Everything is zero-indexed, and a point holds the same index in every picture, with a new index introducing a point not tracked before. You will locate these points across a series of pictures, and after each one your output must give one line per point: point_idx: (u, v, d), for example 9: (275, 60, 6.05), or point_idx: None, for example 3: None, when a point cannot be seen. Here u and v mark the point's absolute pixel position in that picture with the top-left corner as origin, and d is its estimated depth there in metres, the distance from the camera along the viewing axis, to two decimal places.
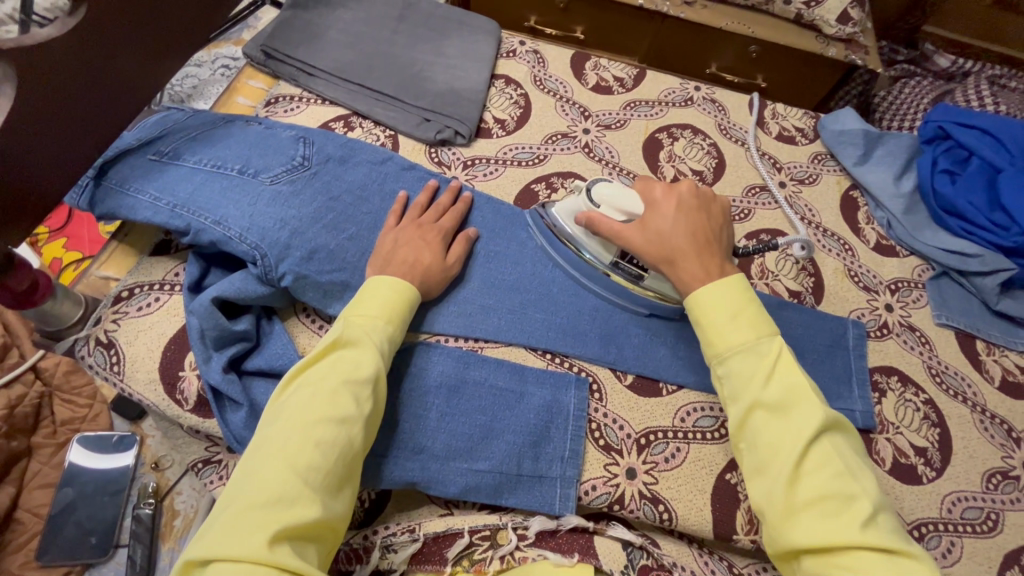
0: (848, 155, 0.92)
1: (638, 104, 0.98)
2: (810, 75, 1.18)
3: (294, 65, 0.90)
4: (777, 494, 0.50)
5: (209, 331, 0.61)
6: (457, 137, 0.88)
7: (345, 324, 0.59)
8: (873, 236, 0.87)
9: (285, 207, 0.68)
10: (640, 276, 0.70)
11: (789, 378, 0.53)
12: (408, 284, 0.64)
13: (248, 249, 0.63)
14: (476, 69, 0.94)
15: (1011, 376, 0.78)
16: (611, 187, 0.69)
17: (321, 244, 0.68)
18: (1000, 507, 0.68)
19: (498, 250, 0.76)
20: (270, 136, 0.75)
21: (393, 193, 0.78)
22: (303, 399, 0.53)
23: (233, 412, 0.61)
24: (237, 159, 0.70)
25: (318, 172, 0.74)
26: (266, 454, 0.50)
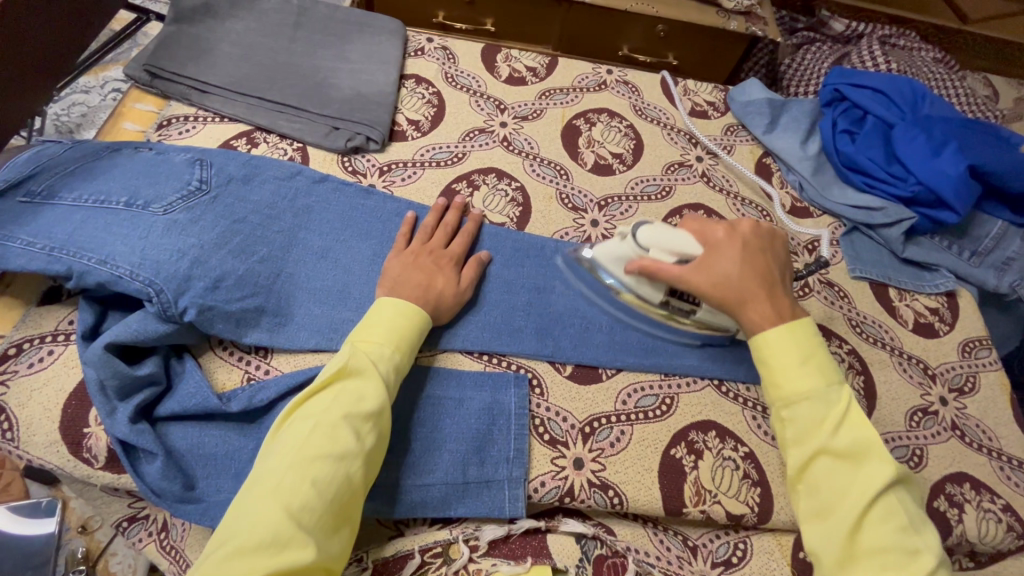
0: (757, 124, 0.95)
1: (553, 93, 0.97)
2: (716, 50, 1.22)
3: (184, 83, 0.84)
4: (840, 542, 0.50)
5: (108, 380, 0.56)
6: (370, 143, 0.84)
7: (351, 352, 0.57)
8: (788, 200, 0.90)
9: (182, 236, 0.63)
10: (691, 311, 0.68)
11: (858, 427, 0.54)
12: (412, 305, 0.63)
13: (142, 285, 0.59)
14: (383, 71, 0.91)
15: (922, 317, 0.82)
16: (654, 229, 0.65)
17: (228, 271, 0.64)
18: (924, 442, 0.72)
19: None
20: (161, 161, 0.70)
21: (305, 209, 0.75)
22: (303, 432, 0.51)
23: (148, 464, 0.57)
24: (124, 191, 0.65)
25: (219, 195, 0.69)
26: (259, 493, 0.48)
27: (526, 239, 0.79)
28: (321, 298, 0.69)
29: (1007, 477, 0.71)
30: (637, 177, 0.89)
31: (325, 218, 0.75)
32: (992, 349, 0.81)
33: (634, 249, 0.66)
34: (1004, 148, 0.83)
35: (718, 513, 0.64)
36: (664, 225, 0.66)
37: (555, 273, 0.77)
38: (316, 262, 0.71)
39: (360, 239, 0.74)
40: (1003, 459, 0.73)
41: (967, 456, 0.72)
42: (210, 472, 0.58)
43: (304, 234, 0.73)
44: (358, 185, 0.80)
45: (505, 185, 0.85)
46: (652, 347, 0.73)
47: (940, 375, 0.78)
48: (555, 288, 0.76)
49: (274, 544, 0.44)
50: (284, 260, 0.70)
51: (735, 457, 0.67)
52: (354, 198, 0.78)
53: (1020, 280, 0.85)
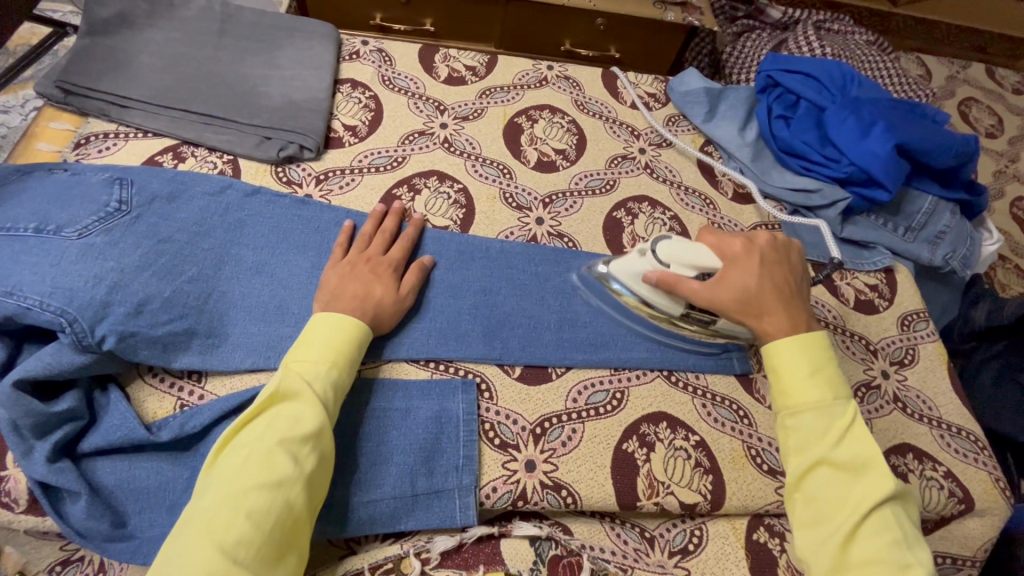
0: (696, 113, 0.97)
1: (493, 91, 0.96)
2: (658, 42, 1.22)
3: (101, 98, 0.80)
4: (830, 550, 0.52)
5: (21, 420, 0.53)
6: (304, 152, 0.82)
7: (284, 375, 0.55)
8: (730, 187, 0.92)
9: (100, 260, 0.60)
10: (711, 322, 0.69)
11: (861, 442, 0.55)
12: (349, 319, 0.61)
13: (53, 316, 0.55)
14: (315, 77, 0.88)
15: (862, 295, 0.85)
16: (675, 244, 0.66)
17: (152, 294, 0.61)
18: (868, 417, 0.74)
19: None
20: (75, 183, 0.66)
21: (237, 223, 0.72)
22: (236, 464, 0.49)
23: (72, 504, 0.54)
24: (33, 216, 0.61)
25: (140, 215, 0.66)
26: (191, 533, 0.46)
27: (471, 241, 0.78)
28: (258, 315, 0.66)
29: (948, 444, 0.74)
30: (581, 172, 0.89)
31: (259, 232, 0.72)
32: (929, 322, 0.84)
33: (655, 263, 0.67)
34: (928, 125, 0.86)
35: (672, 503, 0.64)
36: (682, 239, 0.67)
37: (501, 274, 0.76)
38: (249, 278, 0.68)
39: (296, 251, 0.72)
40: (944, 427, 0.75)
41: (909, 426, 0.74)
42: (142, 507, 0.55)
43: (237, 250, 0.70)
44: (292, 195, 0.77)
45: (448, 187, 0.84)
46: (601, 343, 0.73)
47: (881, 349, 0.80)
48: (501, 289, 0.75)
49: None
50: (215, 278, 0.67)
51: (686, 446, 0.68)
52: (289, 210, 0.75)
53: (952, 252, 0.89)
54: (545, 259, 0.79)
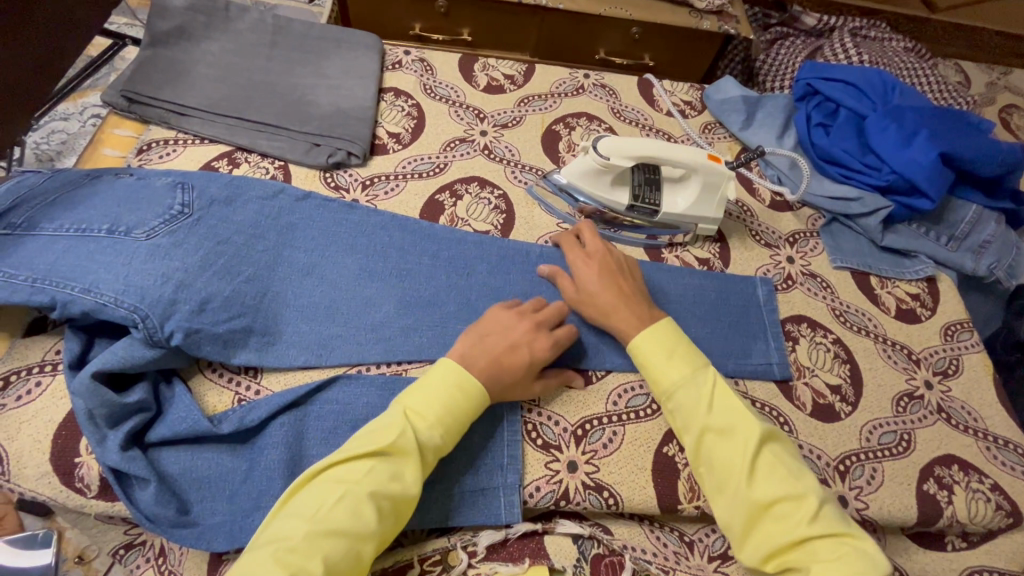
0: (733, 121, 0.97)
1: (531, 99, 0.98)
2: (692, 50, 1.23)
3: (162, 106, 0.84)
4: (740, 503, 0.54)
5: (96, 410, 0.56)
6: (351, 158, 0.85)
7: (398, 428, 0.55)
8: (767, 194, 0.92)
9: (166, 261, 0.64)
10: (655, 212, 0.80)
11: (728, 405, 0.59)
12: (472, 378, 0.60)
13: (127, 313, 0.59)
14: (361, 86, 0.92)
15: (904, 304, 0.84)
16: (616, 141, 0.75)
17: (214, 293, 0.64)
18: (912, 427, 0.73)
19: (413, 262, 0.76)
20: (142, 188, 0.70)
21: (289, 225, 0.75)
22: (326, 498, 0.52)
23: (141, 490, 0.57)
24: (106, 218, 0.65)
25: (201, 218, 0.70)
26: (268, 553, 0.48)
27: (512, 244, 0.80)
28: (310, 316, 0.69)
29: (994, 456, 0.72)
30: None
31: (309, 234, 0.75)
32: (973, 332, 0.83)
33: (598, 160, 0.76)
34: (972, 134, 0.85)
35: (713, 507, 0.65)
36: (621, 137, 0.76)
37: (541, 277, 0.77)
38: (302, 279, 0.71)
39: (345, 254, 0.75)
40: (990, 439, 0.74)
41: (953, 438, 0.73)
42: (205, 495, 0.58)
43: (290, 252, 0.73)
44: (340, 200, 0.80)
45: (488, 193, 0.86)
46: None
47: (924, 359, 0.79)
48: (542, 292, 0.76)
49: None
50: (270, 279, 0.70)
51: None
52: (337, 214, 0.78)
53: (997, 262, 0.87)
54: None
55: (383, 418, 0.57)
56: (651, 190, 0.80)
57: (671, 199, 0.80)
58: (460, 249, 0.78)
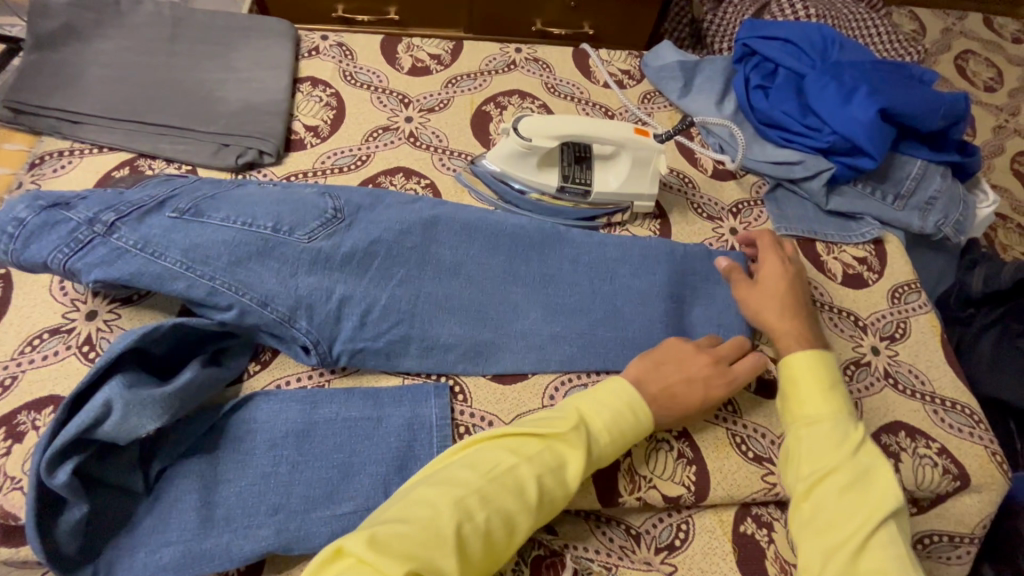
0: (672, 89, 0.93)
1: (460, 79, 0.93)
2: (632, 14, 1.17)
3: (52, 115, 0.78)
4: (839, 557, 0.51)
5: (114, 429, 0.52)
6: (264, 157, 0.79)
7: (575, 420, 0.56)
8: (709, 164, 0.88)
9: (327, 273, 0.64)
10: (586, 193, 0.76)
11: (870, 460, 0.55)
12: (646, 406, 0.58)
13: (304, 335, 0.62)
14: (273, 77, 0.86)
15: (850, 269, 0.81)
16: (534, 121, 0.71)
17: (350, 296, 0.64)
18: (858, 395, 0.72)
19: (551, 272, 0.71)
20: (292, 194, 0.68)
21: (311, 213, 0.66)
22: (496, 462, 0.52)
23: (65, 513, 0.51)
24: (268, 215, 0.64)
25: (353, 223, 0.68)
26: (434, 497, 0.49)
27: (534, 237, 0.73)
28: (380, 319, 0.65)
29: (941, 419, 0.71)
30: None
31: (312, 221, 0.66)
32: (921, 292, 0.81)
33: (519, 142, 0.72)
34: (913, 87, 0.81)
35: (655, 497, 0.63)
36: (541, 116, 0.72)
37: (534, 269, 0.71)
38: None
39: None
40: (937, 402, 0.72)
41: (900, 403, 0.72)
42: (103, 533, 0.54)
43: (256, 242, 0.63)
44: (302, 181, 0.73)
45: (414, 183, 0.81)
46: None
47: (871, 325, 0.77)
48: None
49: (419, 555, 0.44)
50: (266, 277, 0.61)
51: (669, 437, 0.66)
52: (355, 196, 0.70)
53: (944, 219, 0.85)
54: (639, 258, 0.73)
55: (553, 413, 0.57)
56: (581, 169, 0.76)
57: (603, 178, 0.76)
58: (507, 236, 0.72)
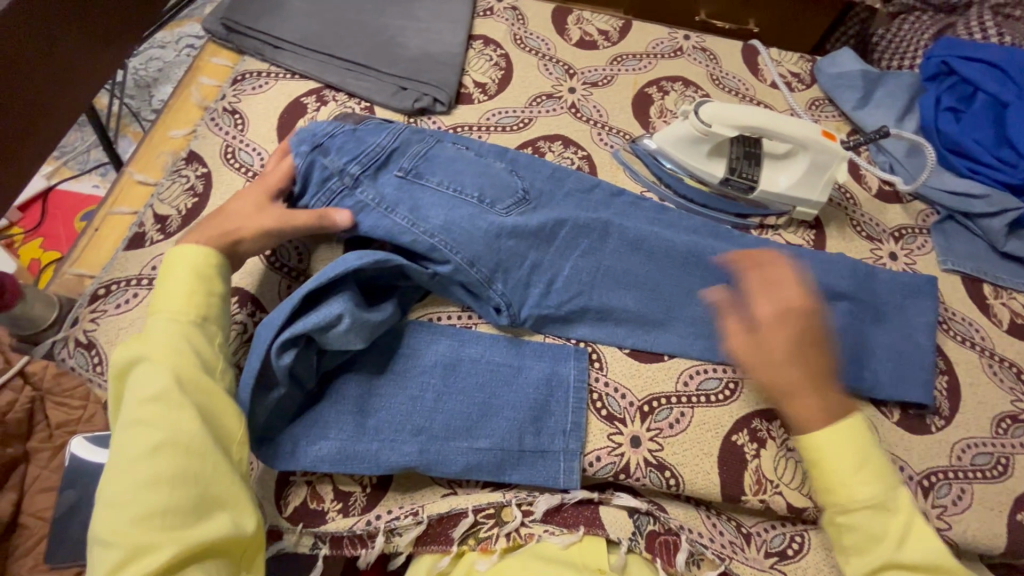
0: (846, 99, 0.89)
1: (625, 58, 0.93)
2: (802, 19, 1.11)
3: (258, 38, 0.84)
4: None
5: (328, 339, 0.57)
6: (436, 105, 0.83)
7: (173, 326, 0.52)
8: (875, 182, 0.84)
9: (521, 238, 0.67)
10: (751, 189, 0.75)
11: (924, 541, 0.53)
12: (195, 272, 0.55)
13: (500, 299, 0.66)
14: (451, 31, 0.89)
15: (1019, 318, 0.76)
16: (717, 107, 0.70)
17: (544, 266, 0.67)
18: (1011, 451, 0.67)
19: (733, 268, 0.71)
20: (484, 164, 0.70)
21: (507, 189, 0.69)
22: (149, 379, 0.49)
23: (265, 396, 0.56)
24: (473, 184, 0.68)
25: (538, 208, 0.70)
26: (131, 418, 0.47)
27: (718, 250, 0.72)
28: (563, 289, 0.68)
29: None
30: None
31: (507, 198, 0.69)
32: None
33: (697, 126, 0.71)
34: None
35: (779, 503, 0.62)
36: (723, 103, 0.71)
37: (712, 272, 0.71)
38: None
39: None
40: None
41: None
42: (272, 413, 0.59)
43: (467, 204, 0.66)
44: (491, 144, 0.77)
45: (572, 153, 0.82)
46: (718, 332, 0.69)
47: None
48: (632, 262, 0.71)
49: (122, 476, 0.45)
50: (477, 238, 0.64)
51: None
52: (538, 181, 0.73)
53: None
54: (826, 285, 0.71)
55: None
56: (750, 165, 0.75)
57: (771, 177, 0.75)
58: (691, 244, 0.72)
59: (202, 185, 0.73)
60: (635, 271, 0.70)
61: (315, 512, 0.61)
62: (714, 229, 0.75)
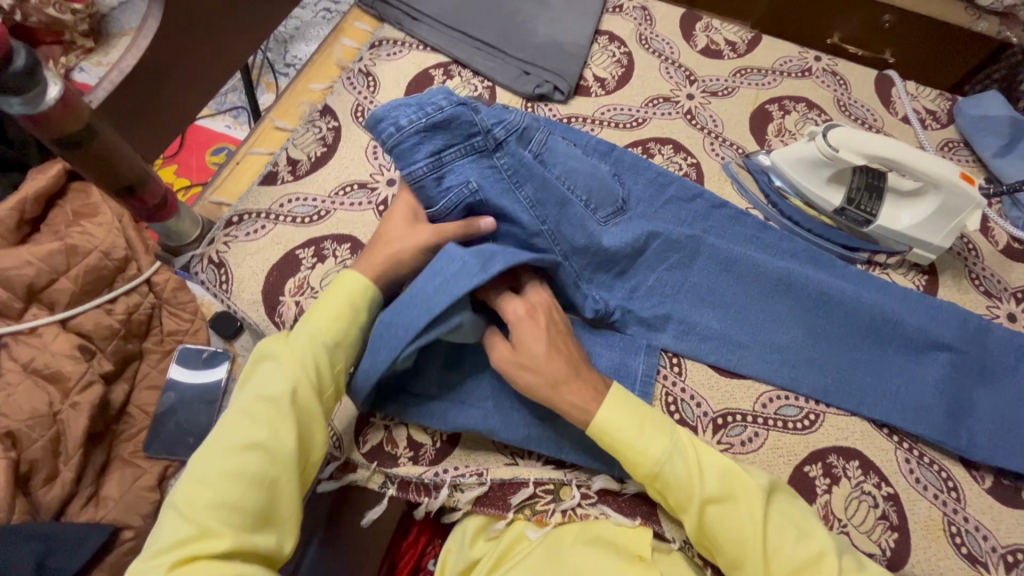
0: (986, 145, 0.84)
1: (749, 72, 0.91)
2: (945, 57, 1.04)
3: (400, 9, 0.90)
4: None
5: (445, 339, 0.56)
6: (556, 93, 0.85)
7: (315, 348, 0.54)
8: (1003, 238, 0.78)
9: (621, 239, 0.68)
10: (867, 223, 0.73)
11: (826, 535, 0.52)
12: (337, 296, 0.57)
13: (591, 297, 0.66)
14: (581, 23, 0.90)
15: None
16: (852, 132, 0.68)
17: (641, 281, 0.69)
18: None
19: (826, 301, 0.69)
20: (594, 164, 0.70)
21: (610, 197, 0.69)
22: (273, 378, 0.51)
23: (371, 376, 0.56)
24: (583, 188, 0.68)
25: (633, 216, 0.71)
26: (246, 409, 0.50)
27: (813, 288, 0.69)
28: (645, 297, 0.69)
29: None
30: None
31: (608, 204, 0.69)
32: None
33: (823, 149, 0.70)
34: None
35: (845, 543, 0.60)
36: (859, 130, 0.69)
37: (805, 304, 0.69)
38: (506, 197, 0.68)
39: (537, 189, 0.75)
40: None
41: None
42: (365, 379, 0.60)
43: (574, 203, 0.66)
44: (598, 138, 0.77)
45: (681, 158, 0.82)
46: (805, 363, 0.67)
47: None
48: (727, 275, 0.70)
49: (217, 454, 0.47)
50: (581, 234, 0.66)
51: (875, 493, 0.63)
52: (637, 185, 0.74)
53: None
54: (923, 346, 0.68)
55: (679, 442, 0.54)
56: (870, 198, 0.73)
57: (893, 213, 0.72)
58: (792, 271, 0.70)
59: (332, 137, 0.79)
60: (726, 288, 0.69)
61: (389, 454, 0.66)
62: (815, 255, 0.72)
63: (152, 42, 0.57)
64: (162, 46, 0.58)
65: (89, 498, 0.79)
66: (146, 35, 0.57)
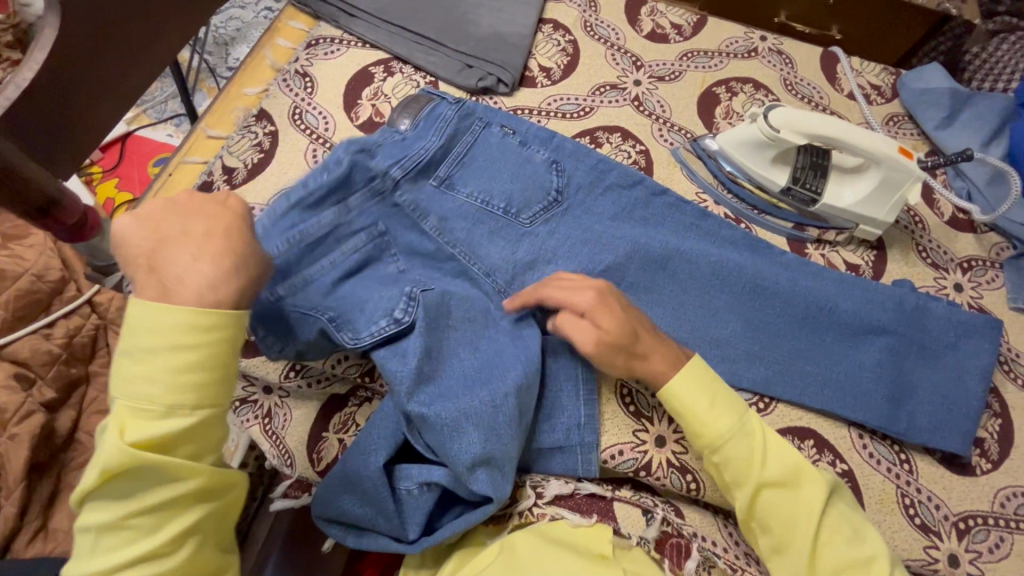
0: (929, 118, 0.84)
1: (696, 55, 0.90)
2: (890, 31, 1.05)
3: (335, 6, 0.87)
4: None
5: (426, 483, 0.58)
6: (500, 86, 0.84)
7: (191, 364, 0.42)
8: (948, 209, 0.79)
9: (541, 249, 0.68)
10: (813, 202, 0.73)
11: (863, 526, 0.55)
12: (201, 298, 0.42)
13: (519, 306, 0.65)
14: (523, 13, 0.89)
15: None
16: (791, 114, 0.68)
17: None
18: None
19: (771, 284, 0.69)
20: (524, 160, 0.69)
21: (538, 194, 0.69)
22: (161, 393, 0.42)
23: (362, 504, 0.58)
24: (502, 195, 0.67)
25: (570, 208, 0.70)
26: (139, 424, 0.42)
27: (752, 275, 0.69)
28: None
29: None
30: None
31: (537, 202, 0.68)
32: None
33: (764, 129, 0.69)
34: None
35: None
36: (797, 109, 0.69)
37: (745, 289, 0.69)
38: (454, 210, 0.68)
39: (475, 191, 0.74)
40: None
41: None
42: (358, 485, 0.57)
43: (490, 216, 0.66)
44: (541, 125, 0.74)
45: (629, 146, 0.81)
46: (745, 356, 0.67)
47: None
48: (672, 264, 0.69)
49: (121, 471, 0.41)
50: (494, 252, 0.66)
51: (831, 471, 0.63)
52: (579, 173, 0.71)
53: None
54: (865, 328, 0.68)
55: (746, 420, 0.56)
56: (815, 176, 0.73)
57: (837, 191, 0.72)
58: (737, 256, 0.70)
59: (268, 142, 0.77)
60: (676, 276, 0.69)
61: None
62: (754, 243, 0.72)
63: (50, 52, 0.54)
64: (63, 56, 0.55)
65: (37, 532, 0.74)
66: (43, 45, 0.53)
